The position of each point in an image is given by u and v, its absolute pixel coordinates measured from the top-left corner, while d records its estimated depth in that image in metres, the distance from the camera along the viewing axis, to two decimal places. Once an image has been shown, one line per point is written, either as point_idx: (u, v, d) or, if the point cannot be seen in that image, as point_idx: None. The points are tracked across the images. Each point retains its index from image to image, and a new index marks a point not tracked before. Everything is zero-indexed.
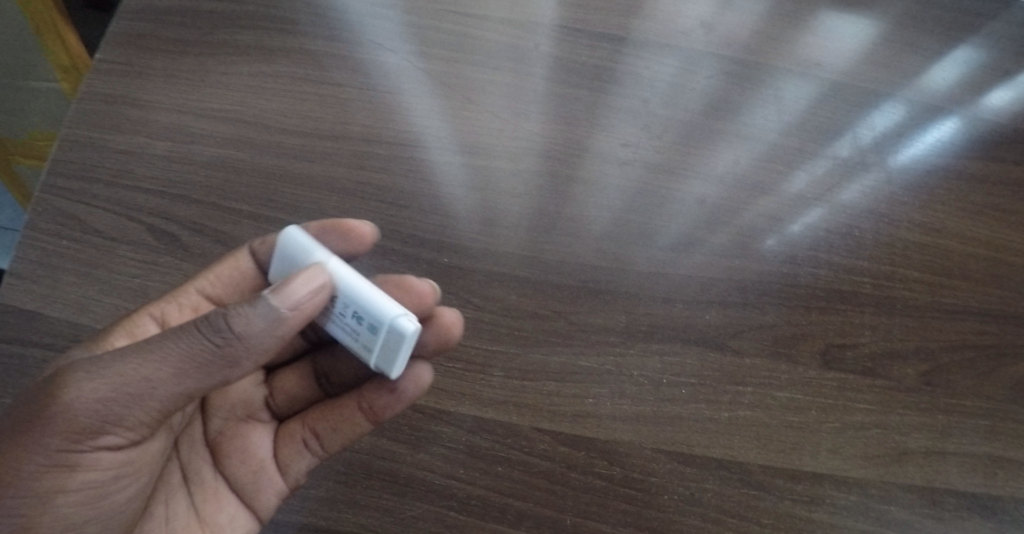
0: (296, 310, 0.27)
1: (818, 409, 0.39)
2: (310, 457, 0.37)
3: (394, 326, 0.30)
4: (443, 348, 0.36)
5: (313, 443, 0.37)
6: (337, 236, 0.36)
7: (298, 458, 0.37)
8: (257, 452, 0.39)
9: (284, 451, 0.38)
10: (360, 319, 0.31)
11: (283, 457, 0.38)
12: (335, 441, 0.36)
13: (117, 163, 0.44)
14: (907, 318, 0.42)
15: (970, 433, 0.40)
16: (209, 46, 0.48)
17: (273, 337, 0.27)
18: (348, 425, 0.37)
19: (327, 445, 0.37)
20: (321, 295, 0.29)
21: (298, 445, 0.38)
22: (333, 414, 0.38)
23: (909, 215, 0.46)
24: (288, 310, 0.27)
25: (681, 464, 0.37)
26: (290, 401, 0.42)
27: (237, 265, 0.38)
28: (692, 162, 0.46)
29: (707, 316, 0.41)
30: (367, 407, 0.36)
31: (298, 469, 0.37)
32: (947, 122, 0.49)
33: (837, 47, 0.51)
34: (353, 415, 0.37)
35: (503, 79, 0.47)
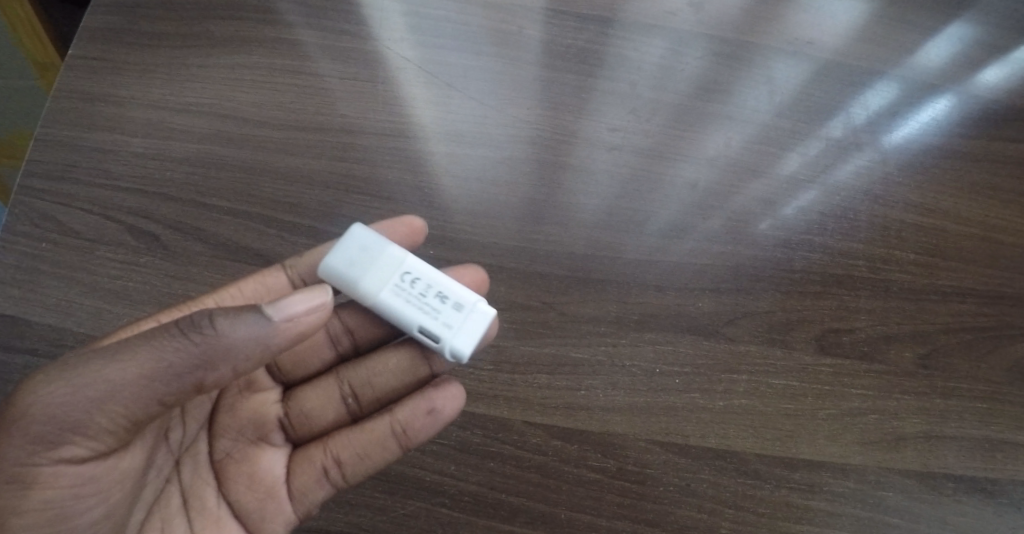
0: (290, 321, 0.26)
1: (815, 395, 0.39)
2: (328, 484, 0.34)
3: (480, 307, 0.33)
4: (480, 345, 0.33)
5: (332, 470, 0.34)
6: (395, 231, 0.37)
7: (315, 484, 0.34)
8: (269, 477, 0.35)
9: (300, 475, 0.35)
10: (443, 301, 0.33)
11: (298, 482, 0.34)
12: (358, 469, 0.34)
13: (93, 161, 0.42)
14: (904, 301, 0.42)
15: (968, 416, 0.39)
16: (183, 38, 0.46)
17: (260, 346, 0.26)
18: (378, 454, 0.34)
19: (349, 473, 0.34)
20: (324, 310, 0.28)
21: (316, 471, 0.34)
22: (359, 439, 0.34)
23: (905, 195, 0.45)
24: (282, 320, 0.26)
25: (676, 455, 0.37)
26: (309, 419, 0.37)
27: (262, 281, 0.36)
28: (683, 146, 0.45)
29: (700, 303, 0.40)
30: (400, 431, 0.33)
31: (313, 497, 0.34)
32: (942, 99, 0.48)
33: (830, 24, 0.50)
34: (384, 440, 0.34)
35: (488, 65, 0.46)
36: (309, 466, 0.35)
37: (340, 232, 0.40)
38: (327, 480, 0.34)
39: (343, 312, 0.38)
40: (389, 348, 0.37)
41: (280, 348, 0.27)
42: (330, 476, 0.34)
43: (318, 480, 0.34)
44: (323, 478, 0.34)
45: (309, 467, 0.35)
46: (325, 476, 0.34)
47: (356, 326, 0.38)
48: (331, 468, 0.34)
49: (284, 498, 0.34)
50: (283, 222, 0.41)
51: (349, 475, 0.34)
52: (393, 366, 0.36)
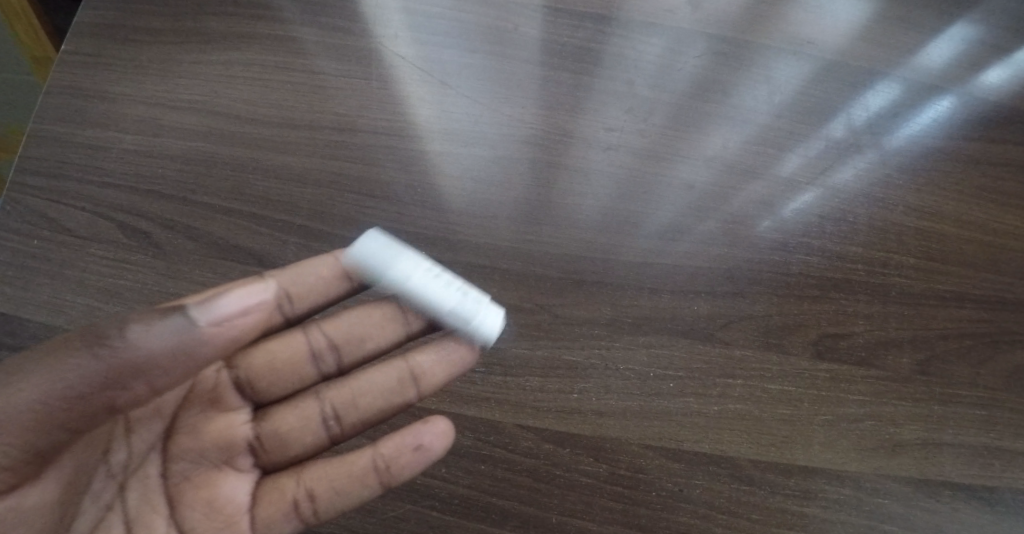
0: (217, 325, 0.25)
1: (811, 401, 0.38)
2: (297, 518, 0.31)
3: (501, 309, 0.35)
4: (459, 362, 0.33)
5: (303, 503, 0.31)
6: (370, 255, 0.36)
7: (284, 518, 0.31)
8: (230, 507, 0.30)
9: (267, 508, 0.31)
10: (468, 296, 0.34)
11: (264, 515, 0.31)
12: (333, 503, 0.31)
13: (85, 158, 0.42)
14: (902, 305, 0.41)
15: (966, 423, 0.39)
16: (176, 33, 0.46)
17: (180, 354, 0.25)
18: (355, 488, 0.31)
19: (323, 508, 0.31)
20: (259, 311, 0.26)
21: (286, 504, 0.31)
22: (335, 471, 0.31)
23: (904, 198, 0.44)
24: (207, 323, 0.24)
25: (670, 460, 0.36)
26: (283, 443, 0.33)
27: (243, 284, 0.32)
28: (680, 146, 0.44)
29: (695, 306, 0.40)
30: (383, 466, 0.30)
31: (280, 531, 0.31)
32: (942, 101, 0.47)
33: (830, 24, 0.49)
34: (364, 474, 0.31)
35: (483, 63, 0.46)
36: (278, 497, 0.31)
37: (332, 231, 0.40)
38: (297, 513, 0.31)
39: (327, 326, 0.35)
40: (374, 367, 0.34)
41: (207, 357, 0.25)
42: (301, 509, 0.31)
43: (287, 513, 0.31)
44: (292, 511, 0.31)
45: (277, 497, 0.31)
46: (295, 509, 0.31)
47: (340, 341, 0.35)
48: (302, 500, 0.31)
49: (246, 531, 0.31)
50: (274, 221, 0.40)
51: (322, 509, 0.31)
52: (379, 387, 0.33)
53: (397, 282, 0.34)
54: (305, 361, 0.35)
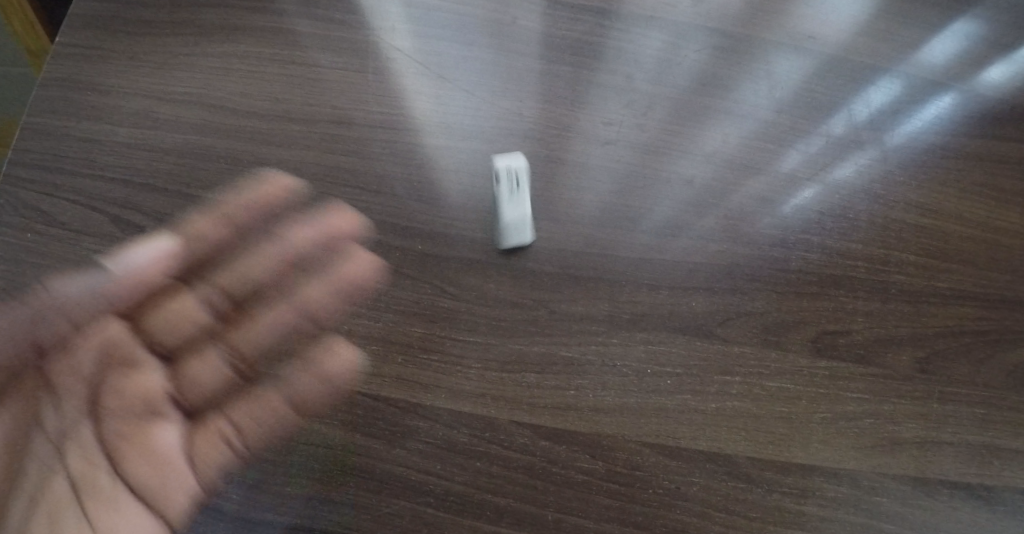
0: (127, 269, 0.33)
1: (809, 398, 0.38)
2: (230, 452, 0.33)
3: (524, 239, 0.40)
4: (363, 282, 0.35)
5: (232, 437, 0.33)
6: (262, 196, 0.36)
7: (219, 453, 0.32)
8: (164, 450, 0.32)
9: (201, 444, 0.32)
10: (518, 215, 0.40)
11: (198, 452, 0.32)
12: (260, 432, 0.33)
13: (79, 151, 0.42)
14: (902, 303, 0.41)
15: (965, 421, 0.38)
16: (172, 25, 0.45)
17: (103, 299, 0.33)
18: (282, 419, 0.33)
19: (255, 437, 0.33)
20: (164, 260, 0.34)
21: (217, 437, 0.33)
22: (259, 406, 0.33)
23: (905, 195, 0.44)
24: (121, 269, 0.33)
25: (667, 458, 0.36)
26: (204, 388, 0.34)
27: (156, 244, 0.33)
28: (679, 141, 0.44)
29: (694, 303, 0.39)
30: (302, 391, 0.32)
31: (214, 465, 0.32)
32: (945, 97, 0.47)
33: (831, 18, 0.49)
34: (295, 400, 0.32)
35: (481, 56, 0.45)
36: (208, 432, 0.33)
37: None
38: (230, 447, 0.33)
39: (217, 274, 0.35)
40: (280, 302, 0.34)
41: (123, 302, 0.34)
42: (233, 441, 0.33)
43: (220, 448, 0.33)
44: (225, 445, 0.33)
45: (209, 433, 0.33)
46: (226, 441, 0.33)
47: (230, 287, 0.35)
48: (233, 433, 0.33)
49: (184, 470, 0.32)
50: None
51: (255, 439, 0.33)
52: (281, 322, 0.34)
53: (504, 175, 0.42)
54: (204, 306, 0.35)
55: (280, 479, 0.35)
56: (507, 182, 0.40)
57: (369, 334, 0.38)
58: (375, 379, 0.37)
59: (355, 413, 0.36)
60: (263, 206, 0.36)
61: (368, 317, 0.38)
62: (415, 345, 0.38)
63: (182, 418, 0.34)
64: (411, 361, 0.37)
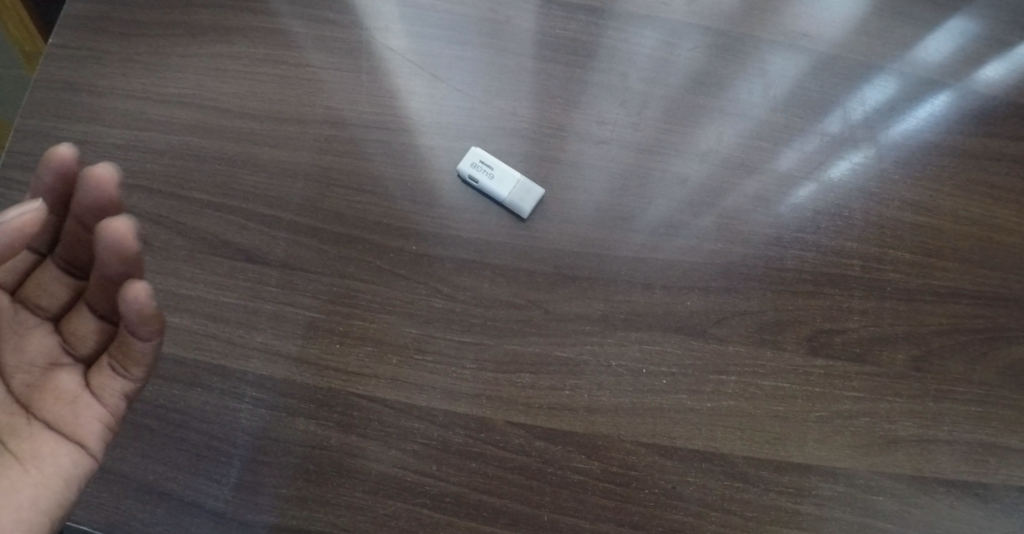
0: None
1: (805, 397, 0.38)
2: (124, 380, 0.33)
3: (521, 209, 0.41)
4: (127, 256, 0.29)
5: (122, 364, 0.32)
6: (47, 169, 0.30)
7: (114, 381, 0.33)
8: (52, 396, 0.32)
9: (97, 379, 0.33)
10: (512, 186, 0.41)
11: (96, 385, 0.32)
12: (144, 361, 0.33)
13: (73, 153, 0.42)
14: (898, 301, 0.41)
15: (959, 419, 0.39)
16: (163, 25, 0.45)
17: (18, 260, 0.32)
18: (135, 359, 0.32)
19: (142, 365, 0.33)
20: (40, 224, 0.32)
21: (104, 372, 0.33)
22: (117, 350, 0.32)
23: (900, 193, 0.44)
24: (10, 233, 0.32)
25: (663, 457, 0.36)
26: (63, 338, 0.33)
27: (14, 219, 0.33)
28: (674, 140, 0.44)
29: (689, 302, 0.39)
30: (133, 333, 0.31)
31: (115, 391, 0.33)
32: (940, 95, 0.46)
33: (827, 15, 0.48)
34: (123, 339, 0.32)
35: (475, 56, 0.45)
36: (101, 370, 0.33)
37: (321, 226, 0.40)
38: (121, 375, 0.33)
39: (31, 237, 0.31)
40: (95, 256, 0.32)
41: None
42: (122, 371, 0.33)
43: (112, 377, 0.33)
44: (118, 375, 0.33)
45: (99, 371, 0.33)
46: (115, 372, 0.33)
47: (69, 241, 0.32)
48: (116, 366, 0.33)
49: (89, 408, 0.32)
50: (264, 217, 0.40)
51: (143, 366, 0.33)
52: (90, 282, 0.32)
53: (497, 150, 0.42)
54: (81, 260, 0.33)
55: (276, 481, 0.35)
56: (482, 171, 0.41)
57: (364, 336, 0.38)
58: (370, 380, 0.37)
59: (351, 414, 0.36)
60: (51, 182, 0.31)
61: (363, 319, 0.38)
62: (411, 347, 0.37)
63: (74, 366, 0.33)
64: (406, 362, 0.37)
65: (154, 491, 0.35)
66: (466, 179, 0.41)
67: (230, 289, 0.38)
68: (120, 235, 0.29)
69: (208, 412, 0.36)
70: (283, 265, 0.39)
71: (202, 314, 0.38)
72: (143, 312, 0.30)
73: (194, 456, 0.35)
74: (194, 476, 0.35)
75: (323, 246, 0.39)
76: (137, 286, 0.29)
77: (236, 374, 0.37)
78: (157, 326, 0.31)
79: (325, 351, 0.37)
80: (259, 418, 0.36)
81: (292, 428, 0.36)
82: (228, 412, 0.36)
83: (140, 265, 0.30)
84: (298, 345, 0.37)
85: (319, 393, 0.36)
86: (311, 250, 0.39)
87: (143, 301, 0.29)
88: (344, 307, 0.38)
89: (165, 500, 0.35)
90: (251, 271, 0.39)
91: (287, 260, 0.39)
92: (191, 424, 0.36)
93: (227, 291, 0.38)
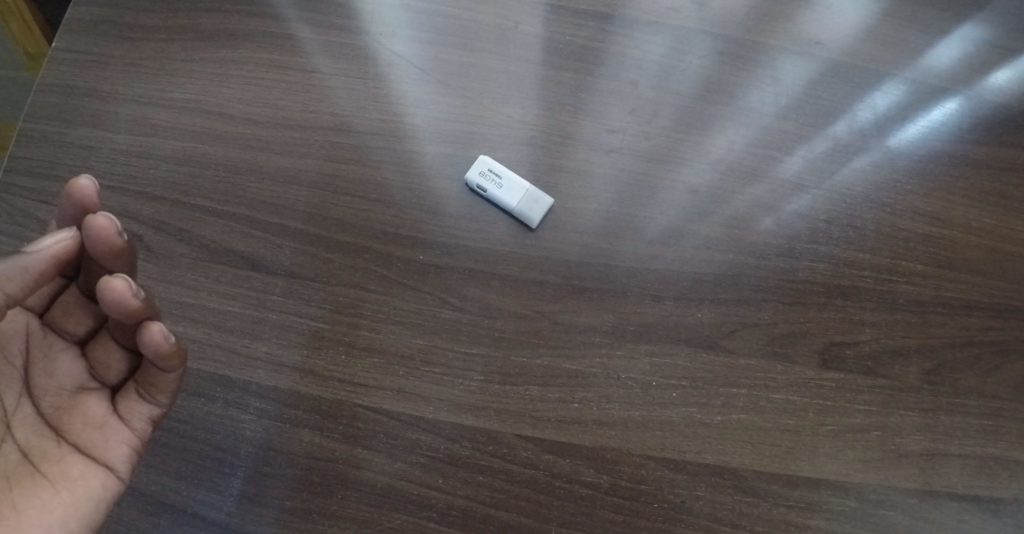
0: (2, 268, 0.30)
1: (816, 410, 0.38)
2: (151, 405, 0.34)
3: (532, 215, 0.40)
4: (133, 311, 0.29)
5: (150, 391, 0.34)
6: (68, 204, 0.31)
7: (142, 406, 0.34)
8: (84, 419, 0.33)
9: (125, 404, 0.34)
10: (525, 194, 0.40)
11: (124, 410, 0.34)
12: (171, 388, 0.34)
13: (76, 158, 0.41)
14: (910, 313, 0.40)
15: (972, 433, 0.38)
16: (167, 29, 0.44)
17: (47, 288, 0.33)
18: (163, 387, 0.34)
19: (168, 392, 0.34)
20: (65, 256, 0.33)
21: (132, 398, 0.34)
22: (146, 378, 0.33)
23: (913, 204, 0.43)
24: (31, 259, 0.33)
25: (672, 471, 0.36)
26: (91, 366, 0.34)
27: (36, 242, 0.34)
28: (684, 149, 0.43)
29: (699, 314, 0.39)
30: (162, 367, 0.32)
31: (142, 415, 0.34)
32: (953, 104, 0.46)
33: (838, 22, 0.48)
34: (152, 370, 0.33)
35: (483, 63, 0.44)
36: (129, 395, 0.34)
37: (328, 235, 0.39)
38: (149, 401, 0.34)
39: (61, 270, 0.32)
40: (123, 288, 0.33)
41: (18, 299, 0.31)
42: (149, 398, 0.34)
43: (140, 402, 0.34)
44: (147, 401, 0.34)
45: (127, 396, 0.34)
46: (143, 398, 0.34)
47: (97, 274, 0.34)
48: (144, 392, 0.34)
49: (118, 431, 0.33)
50: (269, 225, 0.39)
51: (169, 393, 0.34)
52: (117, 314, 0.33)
53: (507, 159, 0.42)
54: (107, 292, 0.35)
55: (280, 494, 0.35)
56: (490, 181, 0.40)
57: (370, 347, 0.37)
58: (376, 391, 0.36)
59: (356, 426, 0.36)
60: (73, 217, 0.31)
61: (369, 329, 0.37)
62: (417, 358, 0.37)
63: (103, 392, 0.34)
64: (412, 374, 0.37)
65: (157, 502, 0.34)
66: (474, 188, 0.41)
67: (235, 298, 0.38)
68: (118, 294, 0.29)
69: (212, 423, 0.36)
70: (288, 274, 0.38)
71: (207, 324, 0.37)
72: (163, 353, 0.31)
73: (198, 467, 0.35)
74: (198, 487, 0.35)
75: (328, 255, 0.39)
76: (152, 330, 0.30)
77: (240, 384, 0.36)
78: (180, 360, 0.32)
79: (330, 362, 0.37)
80: (264, 429, 0.36)
81: (297, 439, 0.35)
82: (232, 423, 0.36)
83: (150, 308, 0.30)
84: (302, 355, 0.37)
85: (325, 404, 0.36)
86: (316, 259, 0.39)
87: (162, 343, 0.30)
88: (349, 317, 0.38)
89: (168, 512, 0.34)
90: (255, 280, 0.38)
91: (292, 269, 0.38)
92: (194, 435, 0.36)
93: (231, 300, 0.38)
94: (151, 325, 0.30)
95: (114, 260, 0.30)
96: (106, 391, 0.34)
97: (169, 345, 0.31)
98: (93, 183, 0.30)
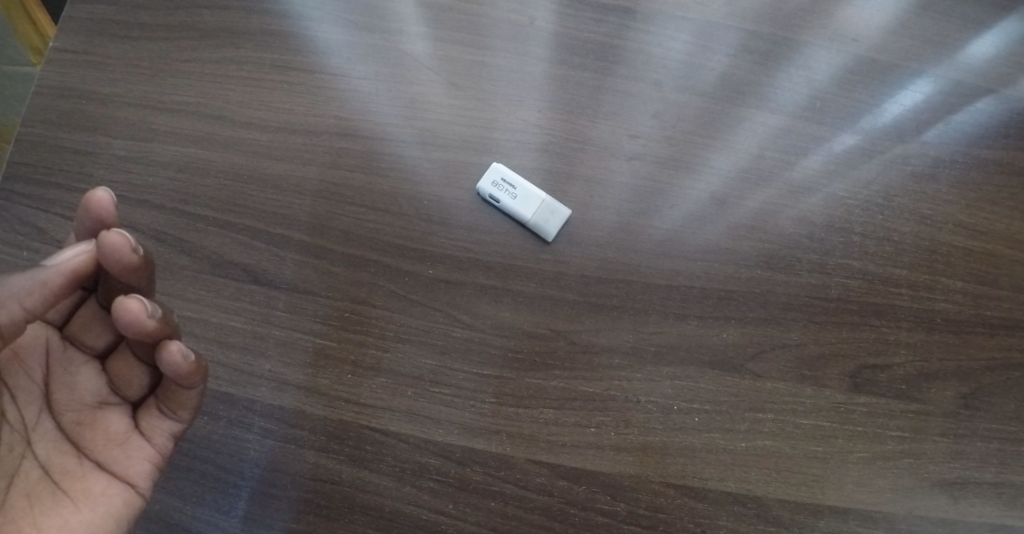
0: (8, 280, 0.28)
1: (845, 437, 0.35)
2: (172, 422, 0.32)
3: (551, 224, 0.38)
4: (153, 333, 0.28)
5: (170, 407, 0.32)
6: (84, 215, 0.29)
7: (163, 422, 0.32)
8: (105, 435, 0.31)
9: (146, 420, 0.32)
10: (537, 199, 0.38)
11: (146, 426, 0.32)
12: (192, 404, 0.32)
13: (74, 165, 0.40)
14: (947, 334, 0.38)
15: (1009, 462, 0.36)
16: (165, 29, 0.42)
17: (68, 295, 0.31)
18: (184, 403, 0.32)
19: (190, 407, 0.32)
20: None
21: (153, 414, 0.32)
22: (167, 394, 0.32)
23: (953, 215, 0.40)
24: None
25: (692, 499, 0.34)
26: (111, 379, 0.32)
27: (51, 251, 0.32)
28: (708, 156, 0.41)
29: (723, 334, 0.37)
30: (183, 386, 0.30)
31: (164, 432, 0.32)
32: (999, 105, 0.42)
33: (885, 11, 0.44)
34: (173, 387, 0.31)
35: (498, 62, 0.42)
36: (150, 411, 0.32)
37: (333, 248, 0.38)
38: (170, 417, 0.32)
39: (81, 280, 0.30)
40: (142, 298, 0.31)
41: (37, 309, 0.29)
42: (170, 413, 0.32)
43: (161, 419, 0.32)
44: (167, 416, 0.32)
45: (149, 412, 0.32)
46: (164, 414, 0.32)
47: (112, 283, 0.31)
48: (164, 409, 0.32)
49: (138, 449, 0.32)
50: (272, 236, 0.38)
51: (191, 408, 0.32)
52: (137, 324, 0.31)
53: (525, 167, 0.40)
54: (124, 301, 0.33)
55: (285, 516, 0.34)
56: (504, 191, 0.38)
57: (377, 366, 0.36)
58: (384, 413, 0.35)
59: (363, 448, 0.34)
60: (88, 227, 0.29)
61: (377, 347, 0.36)
62: (426, 379, 0.35)
63: (123, 406, 0.33)
64: (422, 395, 0.35)
65: (160, 522, 0.33)
66: (486, 199, 0.39)
67: (237, 314, 0.36)
68: (133, 316, 0.27)
69: (215, 441, 0.34)
70: (292, 289, 0.37)
71: (209, 340, 0.36)
72: (183, 371, 0.29)
73: (202, 487, 0.34)
74: (202, 509, 0.34)
75: (334, 269, 0.37)
76: (170, 349, 0.28)
77: (243, 404, 0.35)
78: (200, 377, 0.30)
79: (337, 382, 0.35)
80: (268, 450, 0.34)
81: (301, 461, 0.34)
82: (236, 443, 0.34)
83: (168, 326, 0.29)
84: (307, 374, 0.35)
85: (330, 425, 0.35)
86: (321, 273, 0.37)
87: (181, 363, 0.29)
88: (356, 335, 0.36)
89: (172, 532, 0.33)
90: (258, 295, 0.37)
91: (296, 284, 0.37)
92: (198, 454, 0.34)
93: (233, 314, 0.36)
94: (169, 345, 0.28)
95: (132, 276, 0.28)
96: (127, 406, 0.33)
97: (188, 363, 0.29)
98: (108, 195, 0.28)
